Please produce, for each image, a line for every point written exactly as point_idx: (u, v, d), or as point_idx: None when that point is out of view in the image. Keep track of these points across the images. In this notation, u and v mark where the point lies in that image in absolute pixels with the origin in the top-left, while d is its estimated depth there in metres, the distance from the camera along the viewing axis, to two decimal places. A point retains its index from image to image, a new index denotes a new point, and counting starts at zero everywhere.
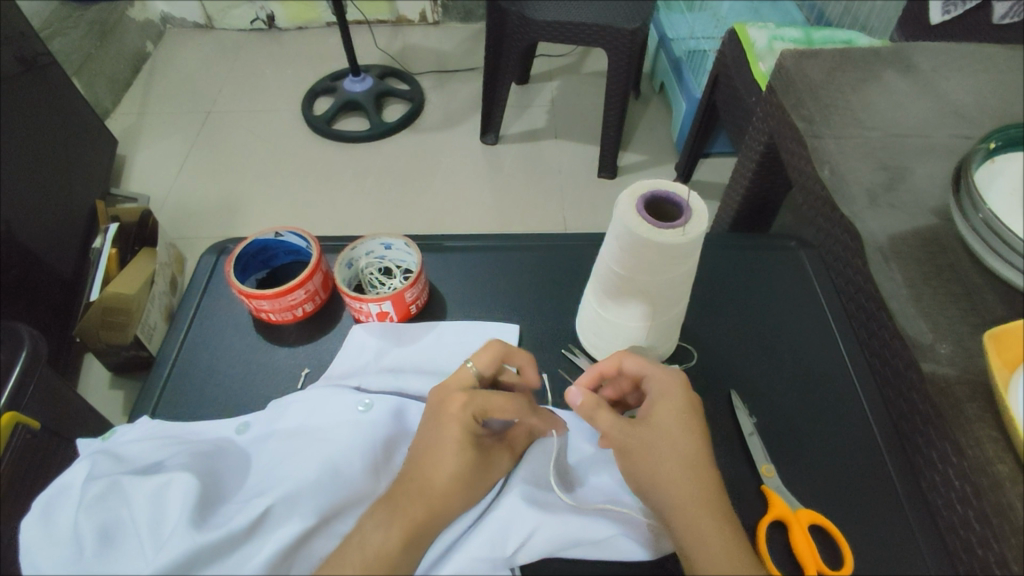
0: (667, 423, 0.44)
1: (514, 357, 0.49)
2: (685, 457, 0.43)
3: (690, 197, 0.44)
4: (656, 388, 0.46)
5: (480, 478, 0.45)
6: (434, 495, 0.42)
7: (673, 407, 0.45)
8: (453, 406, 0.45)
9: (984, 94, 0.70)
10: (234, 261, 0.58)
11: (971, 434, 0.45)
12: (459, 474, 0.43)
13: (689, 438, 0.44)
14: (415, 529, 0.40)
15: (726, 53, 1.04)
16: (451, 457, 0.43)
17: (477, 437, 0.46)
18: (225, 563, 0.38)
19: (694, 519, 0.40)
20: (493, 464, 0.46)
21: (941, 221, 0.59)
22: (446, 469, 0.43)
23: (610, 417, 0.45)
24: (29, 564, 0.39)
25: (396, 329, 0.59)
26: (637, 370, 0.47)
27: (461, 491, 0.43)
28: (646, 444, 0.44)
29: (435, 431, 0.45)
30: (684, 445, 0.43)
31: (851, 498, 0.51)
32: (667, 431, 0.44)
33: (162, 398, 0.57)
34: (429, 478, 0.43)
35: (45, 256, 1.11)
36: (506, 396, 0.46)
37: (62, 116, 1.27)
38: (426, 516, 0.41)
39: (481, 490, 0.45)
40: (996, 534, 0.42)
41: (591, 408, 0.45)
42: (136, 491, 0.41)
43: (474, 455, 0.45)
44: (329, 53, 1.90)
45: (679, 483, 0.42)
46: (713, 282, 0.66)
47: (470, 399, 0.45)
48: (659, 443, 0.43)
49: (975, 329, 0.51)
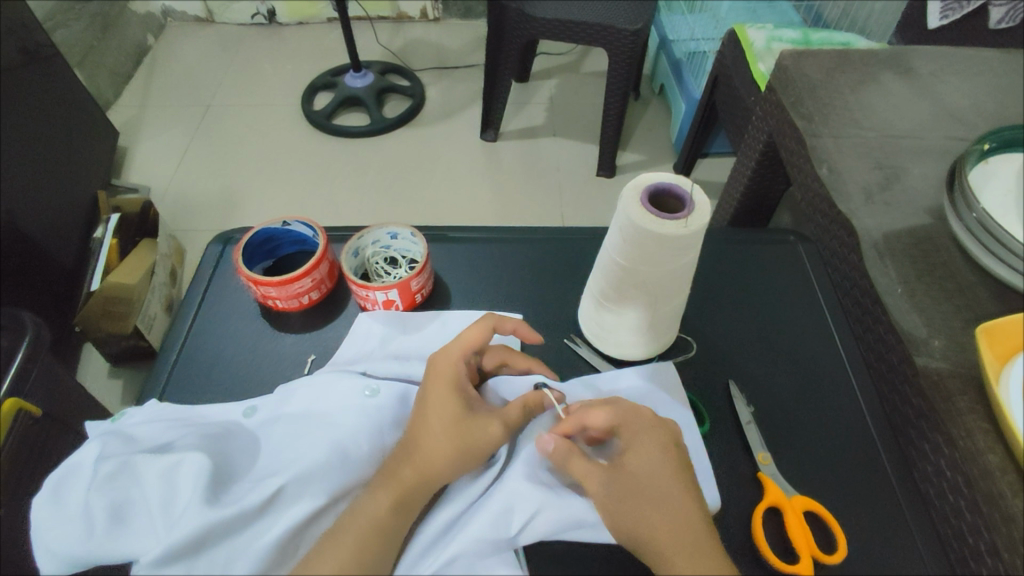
0: (645, 462, 0.43)
1: (500, 320, 0.52)
2: (653, 483, 0.42)
3: (693, 190, 0.45)
4: (630, 430, 0.45)
5: (466, 434, 0.45)
6: (426, 464, 0.44)
7: (646, 443, 0.44)
8: (440, 361, 0.48)
9: (979, 98, 0.71)
10: (242, 249, 0.59)
11: (963, 425, 0.47)
12: (449, 430, 0.45)
13: (664, 463, 0.43)
14: (403, 497, 0.42)
15: (725, 54, 1.05)
16: (439, 403, 0.46)
17: (465, 391, 0.47)
18: (237, 539, 0.40)
19: (644, 520, 0.42)
20: (481, 424, 0.46)
21: (935, 220, 0.60)
22: (433, 426, 0.45)
23: (580, 464, 0.44)
24: (52, 543, 0.42)
25: (401, 318, 0.60)
26: (606, 417, 0.46)
27: (442, 446, 0.44)
28: (615, 480, 0.43)
29: (425, 391, 0.47)
30: (656, 473, 0.43)
31: (845, 486, 0.52)
32: (640, 469, 0.43)
33: (169, 383, 0.58)
34: (420, 451, 0.44)
35: (46, 245, 1.12)
36: (479, 330, 0.49)
37: (63, 106, 1.27)
38: (419, 487, 0.43)
39: (468, 455, 0.45)
40: (987, 523, 0.43)
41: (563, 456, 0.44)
42: (146, 470, 0.42)
43: (459, 405, 0.46)
44: (330, 48, 1.90)
45: (627, 492, 0.43)
46: (712, 276, 0.67)
47: (449, 347, 0.49)
48: (630, 479, 0.43)
49: (967, 324, 0.52)
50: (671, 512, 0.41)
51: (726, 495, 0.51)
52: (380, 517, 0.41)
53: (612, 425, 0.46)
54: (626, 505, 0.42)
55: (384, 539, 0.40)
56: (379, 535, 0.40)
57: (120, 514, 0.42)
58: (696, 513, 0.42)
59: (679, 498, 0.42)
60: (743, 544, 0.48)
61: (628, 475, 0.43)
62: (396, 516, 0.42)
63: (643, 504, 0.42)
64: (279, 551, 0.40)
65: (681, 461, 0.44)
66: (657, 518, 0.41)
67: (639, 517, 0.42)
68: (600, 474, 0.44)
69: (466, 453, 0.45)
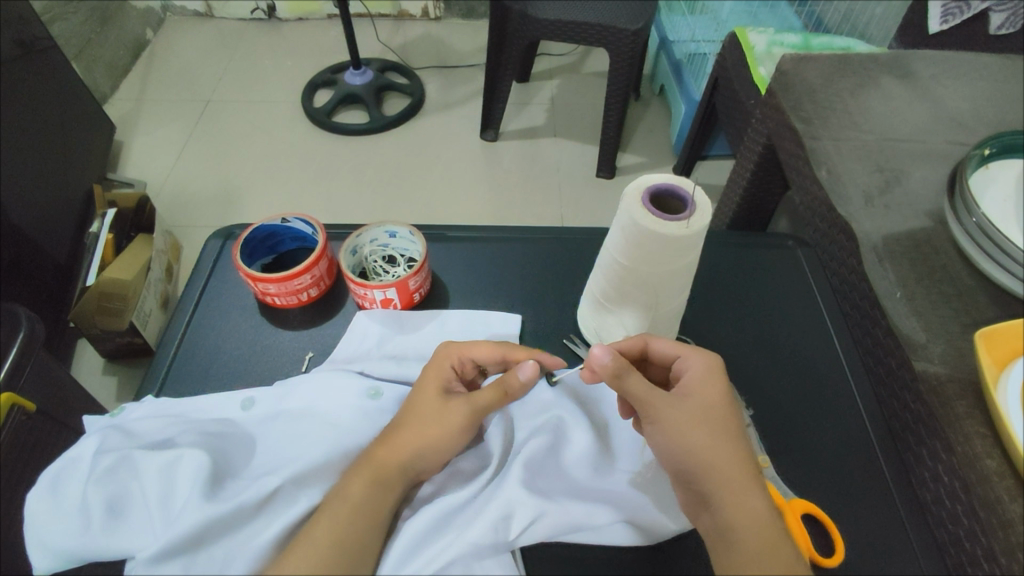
0: (707, 394, 0.45)
1: (513, 348, 0.51)
2: (711, 410, 0.44)
3: (695, 191, 0.45)
4: (698, 361, 0.47)
5: (434, 421, 0.46)
6: (402, 454, 0.44)
7: (715, 376, 0.46)
8: (439, 354, 0.50)
9: (979, 103, 0.71)
10: (241, 245, 0.59)
11: (961, 430, 0.47)
12: (424, 424, 0.45)
13: (723, 396, 0.45)
14: (381, 477, 0.43)
15: (726, 56, 1.05)
16: (422, 389, 0.48)
17: (448, 382, 0.49)
18: (233, 537, 0.40)
19: (700, 437, 0.43)
20: (448, 406, 0.46)
21: (935, 224, 0.60)
22: (411, 418, 0.46)
23: (641, 381, 0.45)
24: (49, 535, 0.42)
25: (400, 318, 0.59)
26: (672, 347, 0.48)
27: (411, 426, 0.45)
28: (678, 402, 0.45)
29: (416, 386, 0.48)
30: (717, 401, 0.45)
31: (842, 490, 0.52)
32: (704, 396, 0.45)
33: (166, 378, 0.57)
34: (395, 434, 0.45)
35: (40, 240, 1.11)
36: (486, 342, 0.50)
37: (59, 100, 1.26)
38: (396, 469, 0.43)
39: (430, 438, 0.45)
40: (984, 528, 0.43)
41: (624, 369, 0.45)
42: (145, 465, 0.43)
43: (436, 391, 0.47)
44: (330, 45, 1.89)
45: (687, 409, 0.44)
46: (711, 278, 0.67)
47: (451, 350, 0.50)
48: (692, 404, 0.45)
49: (965, 329, 0.52)
50: (726, 435, 0.43)
51: None
52: (355, 499, 0.41)
53: (678, 357, 0.48)
54: (684, 420, 0.44)
55: (370, 522, 0.41)
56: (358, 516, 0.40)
57: (116, 508, 0.42)
58: (742, 456, 0.43)
59: (732, 423, 0.44)
60: None
61: (692, 400, 0.45)
62: (374, 496, 0.42)
63: (701, 424, 0.44)
64: (274, 550, 0.40)
65: (734, 397, 0.46)
66: (711, 437, 0.43)
67: (695, 433, 0.43)
68: (662, 395, 0.45)
69: (425, 435, 0.45)
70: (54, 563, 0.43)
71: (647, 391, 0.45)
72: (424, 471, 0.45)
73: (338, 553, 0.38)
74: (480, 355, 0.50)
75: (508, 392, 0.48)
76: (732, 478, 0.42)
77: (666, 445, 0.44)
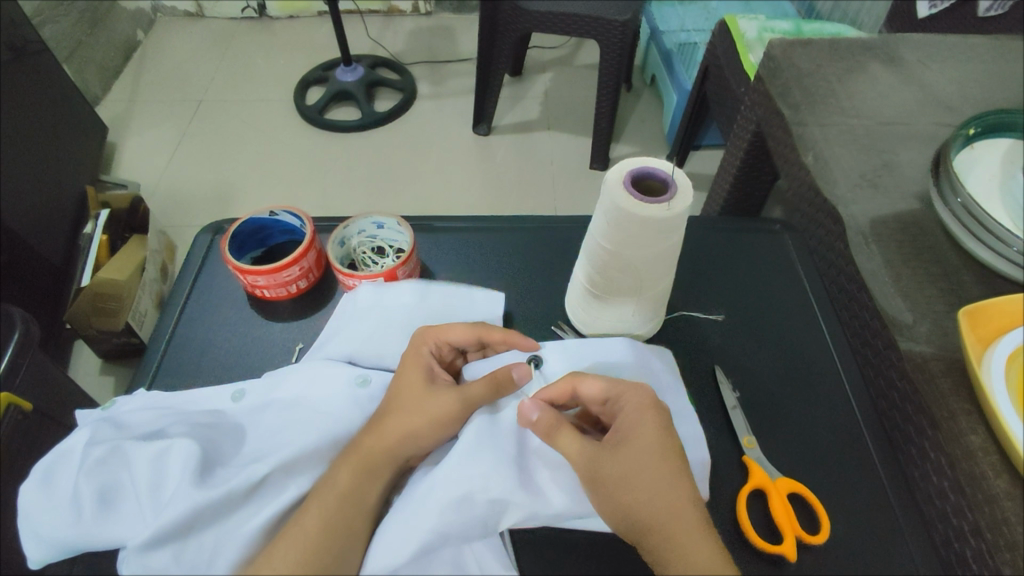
0: (642, 438, 0.43)
1: (488, 327, 0.51)
2: (652, 453, 0.42)
3: (674, 173, 0.46)
4: (629, 400, 0.45)
5: (419, 404, 0.47)
6: (387, 443, 0.44)
7: (647, 413, 0.44)
8: (416, 340, 0.51)
9: (965, 85, 0.71)
10: (230, 238, 0.59)
11: (946, 408, 0.47)
12: (411, 408, 0.46)
13: (662, 434, 0.43)
14: (366, 466, 0.43)
15: (716, 45, 1.05)
16: (405, 377, 0.48)
17: (430, 368, 0.50)
18: (224, 524, 0.41)
19: (638, 493, 0.41)
20: (438, 394, 0.47)
21: (921, 206, 0.60)
22: (392, 407, 0.47)
23: (567, 436, 0.45)
24: (41, 525, 0.43)
25: (422, 287, 0.58)
26: (603, 389, 0.47)
27: (401, 413, 0.46)
28: (612, 452, 0.43)
29: (398, 373, 0.49)
30: (656, 444, 0.43)
31: (831, 469, 0.52)
32: (641, 437, 0.43)
33: (158, 370, 0.58)
34: (382, 422, 0.46)
35: (35, 242, 1.11)
36: (460, 323, 0.51)
37: (51, 103, 1.26)
38: (384, 456, 0.44)
39: (423, 427, 0.46)
40: (969, 504, 0.44)
41: (550, 426, 0.46)
42: (136, 457, 0.43)
43: (421, 378, 0.48)
44: (322, 42, 1.89)
45: (621, 461, 0.42)
46: (700, 263, 0.68)
47: (426, 335, 0.51)
48: (628, 451, 0.43)
49: (950, 308, 0.53)
50: (665, 487, 0.41)
51: (712, 479, 0.51)
52: (345, 487, 0.42)
53: (609, 401, 0.47)
54: (619, 475, 0.42)
55: (357, 510, 0.41)
56: (346, 504, 0.41)
57: (108, 499, 0.42)
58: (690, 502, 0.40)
59: (673, 471, 0.42)
60: (731, 530, 0.49)
61: (627, 449, 0.43)
62: (364, 484, 0.43)
63: (639, 474, 0.41)
64: (264, 536, 0.41)
65: (675, 433, 0.44)
66: (649, 489, 0.41)
67: (629, 490, 0.41)
68: (597, 450, 0.44)
69: (418, 421, 0.46)
70: (49, 553, 0.43)
71: (579, 448, 0.44)
72: (413, 457, 0.46)
73: (326, 538, 0.39)
74: (456, 336, 0.51)
75: (499, 383, 0.48)
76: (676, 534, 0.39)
77: (608, 499, 0.42)
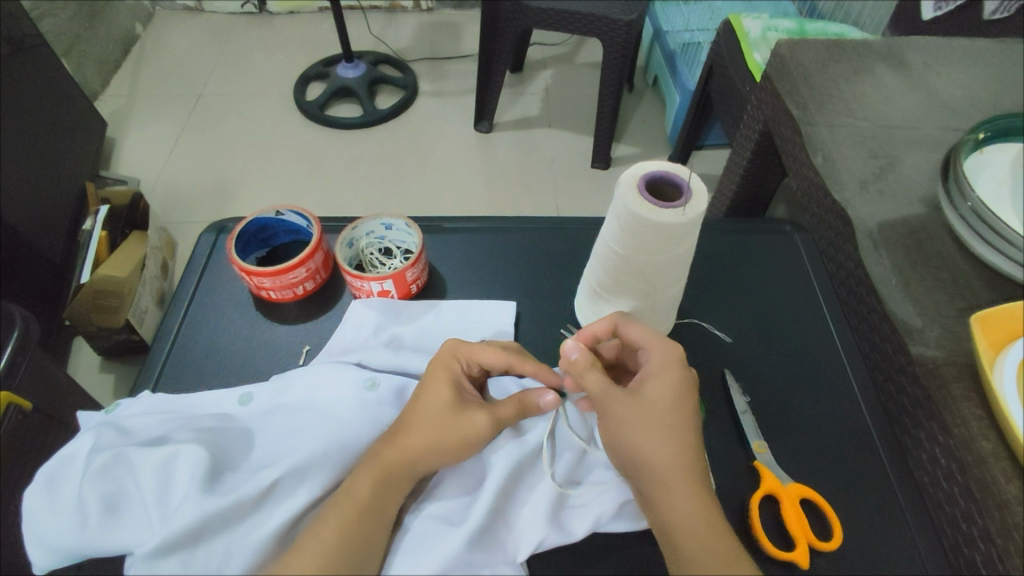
0: (658, 390, 0.44)
1: (522, 358, 0.51)
2: (668, 409, 0.43)
3: (690, 178, 0.45)
4: (657, 354, 0.46)
5: (449, 425, 0.45)
6: (406, 457, 0.44)
7: (671, 371, 0.44)
8: (445, 354, 0.50)
9: (973, 89, 0.71)
10: (235, 238, 0.59)
11: (956, 412, 0.47)
12: (436, 429, 0.45)
13: (677, 393, 0.44)
14: (383, 472, 0.43)
15: (720, 45, 1.04)
16: (432, 391, 0.47)
17: (459, 385, 0.48)
18: (233, 532, 0.40)
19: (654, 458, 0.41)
20: (467, 413, 0.46)
21: (930, 210, 0.60)
22: (421, 425, 0.45)
23: (599, 379, 0.44)
24: (46, 532, 0.43)
25: (435, 304, 0.60)
26: (641, 335, 0.48)
27: (424, 427, 0.45)
28: (633, 401, 0.43)
29: (423, 386, 0.48)
30: (673, 403, 0.43)
31: (841, 475, 0.52)
32: (653, 394, 0.43)
33: (163, 372, 0.57)
34: (404, 436, 0.45)
35: (34, 238, 1.10)
36: (496, 347, 0.50)
37: (49, 97, 1.25)
38: (398, 461, 0.44)
39: (447, 444, 0.45)
40: (980, 508, 0.44)
41: (581, 369, 0.45)
42: (140, 463, 0.43)
43: (450, 395, 0.47)
44: (322, 37, 1.88)
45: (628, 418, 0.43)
46: (709, 265, 0.67)
47: (460, 354, 0.50)
48: (646, 402, 0.43)
49: (961, 313, 0.52)
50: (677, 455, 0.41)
51: (721, 484, 0.51)
52: (357, 492, 0.41)
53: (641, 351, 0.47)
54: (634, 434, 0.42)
55: (370, 517, 0.41)
56: (360, 510, 0.41)
57: (114, 505, 0.42)
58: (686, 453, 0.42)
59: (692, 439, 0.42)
60: (741, 535, 0.49)
61: (643, 402, 0.43)
62: (377, 493, 0.42)
63: (649, 434, 0.42)
64: (275, 543, 0.41)
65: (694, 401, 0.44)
66: (658, 443, 0.42)
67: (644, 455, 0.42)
68: (620, 392, 0.44)
69: (444, 438, 0.45)
70: (53, 559, 0.43)
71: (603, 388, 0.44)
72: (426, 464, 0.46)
73: (342, 547, 0.39)
74: (489, 359, 0.50)
75: (527, 406, 0.49)
76: (681, 496, 0.40)
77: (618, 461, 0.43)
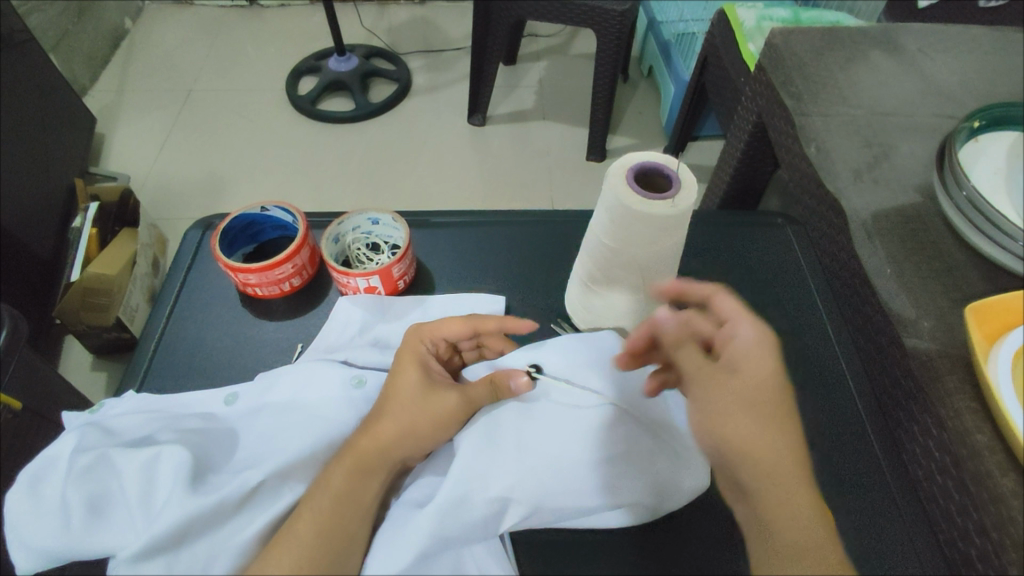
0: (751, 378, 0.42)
1: (484, 323, 0.50)
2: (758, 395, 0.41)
3: (679, 170, 0.45)
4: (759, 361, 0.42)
5: (419, 404, 0.45)
6: (381, 446, 0.44)
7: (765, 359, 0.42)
8: (411, 336, 0.50)
9: (967, 76, 0.70)
10: (220, 235, 0.58)
11: (951, 405, 0.46)
12: (411, 413, 0.45)
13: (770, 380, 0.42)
14: (359, 465, 0.42)
15: (714, 34, 1.03)
16: (401, 374, 0.47)
17: (426, 364, 0.48)
18: (215, 532, 0.40)
19: None
20: (437, 394, 0.46)
21: (924, 199, 0.59)
22: (393, 409, 0.45)
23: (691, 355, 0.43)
24: (27, 535, 0.42)
25: (423, 300, 0.59)
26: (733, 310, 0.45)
27: (395, 413, 0.45)
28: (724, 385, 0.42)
29: (392, 368, 0.48)
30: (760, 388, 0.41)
31: (838, 470, 0.52)
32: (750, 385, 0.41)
33: (149, 370, 0.56)
34: (377, 423, 0.45)
35: (22, 236, 1.09)
36: (459, 321, 0.50)
37: (37, 93, 1.23)
38: (377, 456, 0.43)
39: (422, 427, 0.45)
40: (974, 502, 0.43)
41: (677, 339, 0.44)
42: (125, 463, 0.42)
43: (418, 374, 0.47)
44: (313, 30, 1.86)
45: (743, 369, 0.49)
46: (701, 259, 0.66)
47: (422, 332, 0.50)
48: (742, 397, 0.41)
49: (955, 304, 0.52)
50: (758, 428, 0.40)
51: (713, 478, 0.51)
52: (338, 488, 0.41)
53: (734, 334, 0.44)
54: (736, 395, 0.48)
55: (356, 512, 0.41)
56: (345, 509, 0.40)
57: (96, 506, 0.41)
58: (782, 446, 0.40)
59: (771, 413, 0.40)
60: (733, 531, 0.48)
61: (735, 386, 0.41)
62: (358, 490, 0.42)
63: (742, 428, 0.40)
64: (259, 542, 0.40)
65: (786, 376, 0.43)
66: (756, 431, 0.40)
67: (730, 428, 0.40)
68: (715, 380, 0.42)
69: (416, 420, 0.45)
70: (38, 562, 0.42)
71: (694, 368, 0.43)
72: (411, 457, 0.45)
73: (325, 544, 0.39)
74: (452, 333, 0.50)
75: (498, 387, 0.48)
76: None
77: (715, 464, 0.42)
